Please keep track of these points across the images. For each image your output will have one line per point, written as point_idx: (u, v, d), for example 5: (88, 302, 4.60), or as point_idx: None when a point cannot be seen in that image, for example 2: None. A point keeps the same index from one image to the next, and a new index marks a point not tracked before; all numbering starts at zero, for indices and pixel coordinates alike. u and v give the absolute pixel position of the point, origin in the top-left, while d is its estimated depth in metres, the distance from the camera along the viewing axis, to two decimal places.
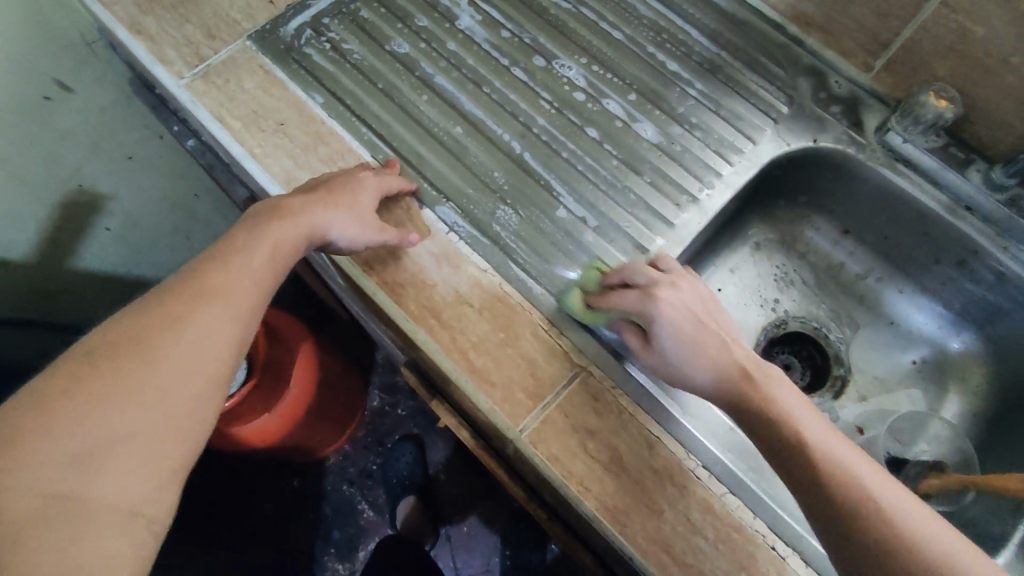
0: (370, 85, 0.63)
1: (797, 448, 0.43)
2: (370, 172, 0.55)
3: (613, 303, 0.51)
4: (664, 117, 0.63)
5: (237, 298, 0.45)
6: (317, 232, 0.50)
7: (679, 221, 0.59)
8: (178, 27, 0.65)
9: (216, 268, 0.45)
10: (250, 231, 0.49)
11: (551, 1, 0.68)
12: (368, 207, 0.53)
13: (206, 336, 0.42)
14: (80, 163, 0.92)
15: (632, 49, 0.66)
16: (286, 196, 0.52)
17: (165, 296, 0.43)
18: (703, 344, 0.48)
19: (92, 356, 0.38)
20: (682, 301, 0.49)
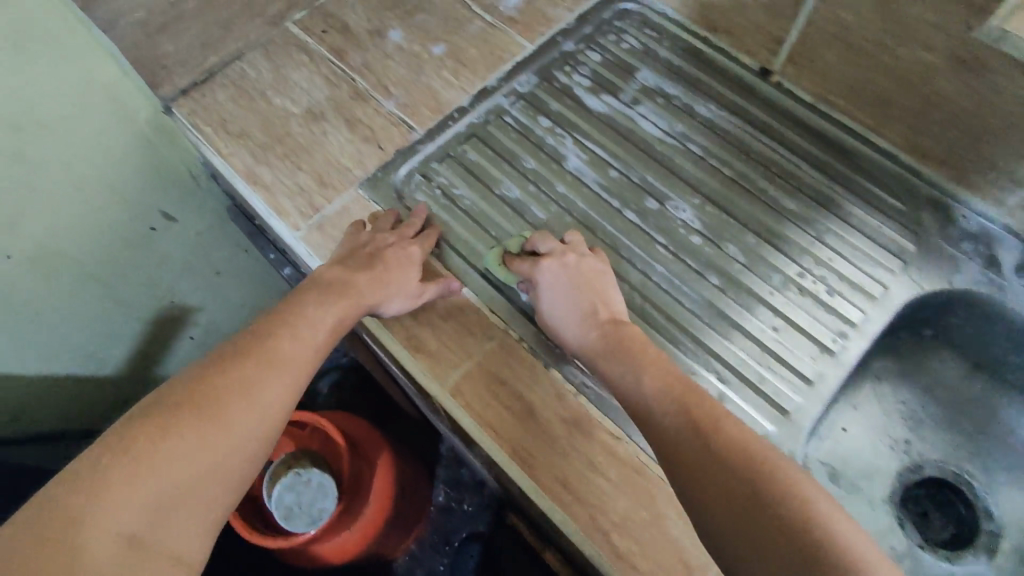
0: (484, 235, 0.64)
1: (676, 418, 0.47)
2: (413, 247, 0.61)
3: (515, 271, 0.60)
4: (786, 261, 0.62)
5: (297, 366, 0.51)
6: (369, 308, 0.57)
7: (817, 377, 0.57)
8: (291, 175, 0.67)
9: (284, 337, 0.51)
10: (317, 302, 0.55)
11: (657, 137, 0.68)
12: (409, 282, 0.59)
13: (271, 395, 0.48)
14: (173, 283, 0.95)
15: (744, 188, 0.66)
16: (346, 269, 0.58)
17: (238, 356, 0.49)
18: (581, 309, 0.56)
19: (177, 402, 0.44)
20: (563, 270, 0.58)
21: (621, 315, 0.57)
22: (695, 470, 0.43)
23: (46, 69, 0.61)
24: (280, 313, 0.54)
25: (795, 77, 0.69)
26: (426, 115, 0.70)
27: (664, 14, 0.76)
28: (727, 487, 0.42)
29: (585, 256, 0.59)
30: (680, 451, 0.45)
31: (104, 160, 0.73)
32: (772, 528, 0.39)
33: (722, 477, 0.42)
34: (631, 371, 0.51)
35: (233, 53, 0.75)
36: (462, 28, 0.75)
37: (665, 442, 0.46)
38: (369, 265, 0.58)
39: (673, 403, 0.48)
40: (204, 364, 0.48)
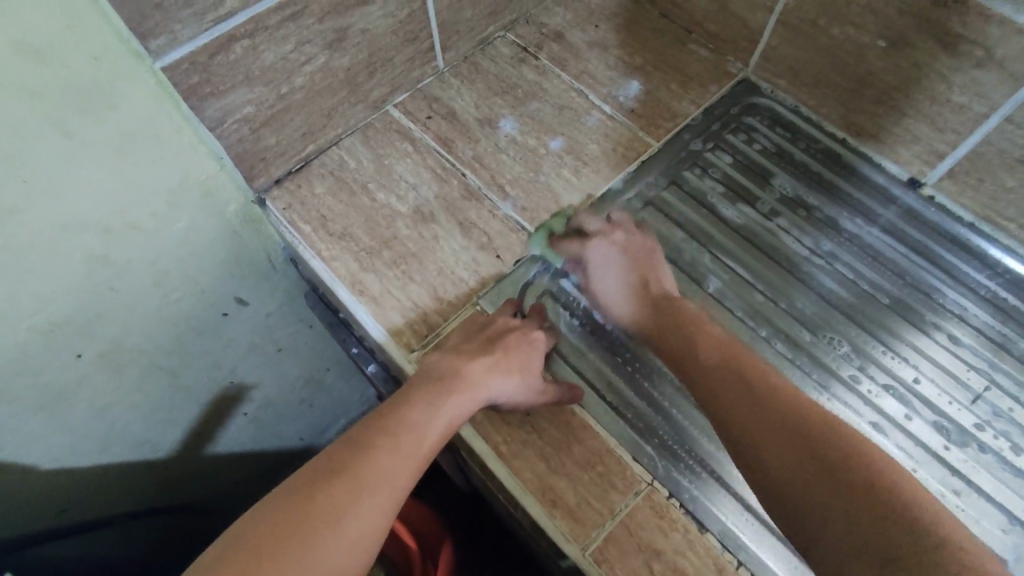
0: (616, 363, 0.58)
1: (716, 367, 0.51)
2: (538, 333, 0.56)
3: (563, 251, 0.62)
4: (962, 409, 0.55)
5: (390, 490, 0.41)
6: (489, 395, 0.51)
7: (1014, 557, 0.50)
8: (403, 287, 0.61)
9: (379, 450, 0.43)
10: (423, 402, 0.47)
11: (801, 255, 0.63)
12: (535, 370, 0.54)
13: (359, 531, 0.39)
14: (237, 364, 0.87)
15: (902, 317, 0.60)
16: (461, 358, 0.52)
17: (327, 476, 0.40)
18: (630, 280, 0.59)
19: (251, 546, 0.35)
20: (614, 249, 0.61)
21: (671, 291, 0.59)
22: (748, 426, 0.47)
23: (146, 170, 0.55)
24: (380, 414, 0.46)
25: (951, 192, 0.64)
26: (548, 221, 0.64)
27: (796, 110, 0.71)
28: (780, 440, 0.45)
29: (633, 237, 0.62)
30: (729, 406, 0.49)
31: (189, 255, 0.66)
32: (833, 485, 0.42)
33: (774, 430, 0.46)
34: (683, 335, 0.54)
35: (332, 138, 0.69)
36: (579, 119, 0.70)
37: (714, 394, 0.50)
38: (488, 349, 0.53)
39: (721, 356, 0.52)
40: (282, 489, 0.40)
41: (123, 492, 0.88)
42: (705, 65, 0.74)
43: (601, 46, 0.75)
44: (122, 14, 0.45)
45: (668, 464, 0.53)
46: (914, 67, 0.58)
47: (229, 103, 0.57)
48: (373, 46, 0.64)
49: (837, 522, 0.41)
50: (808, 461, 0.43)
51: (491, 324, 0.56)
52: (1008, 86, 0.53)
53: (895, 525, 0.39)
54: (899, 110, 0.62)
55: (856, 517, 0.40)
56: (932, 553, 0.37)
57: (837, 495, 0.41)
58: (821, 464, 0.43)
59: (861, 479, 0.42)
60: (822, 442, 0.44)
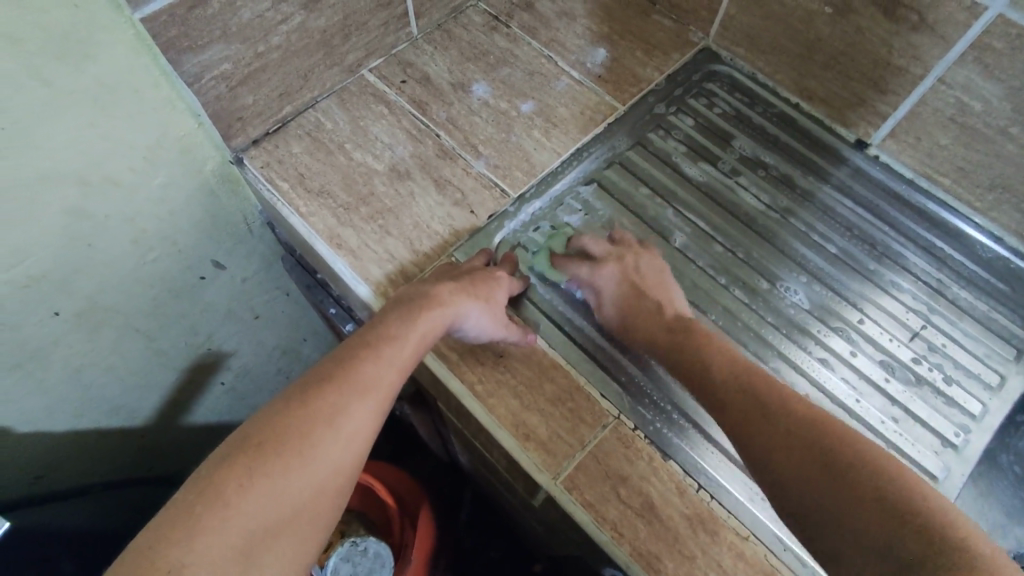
0: (587, 310, 0.61)
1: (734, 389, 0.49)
2: (504, 273, 0.59)
3: (565, 271, 0.62)
4: (902, 345, 0.60)
5: (378, 394, 0.44)
6: (459, 316, 0.53)
7: (943, 473, 0.55)
8: (380, 241, 0.63)
9: (364, 361, 0.45)
10: (401, 319, 0.49)
11: (757, 210, 0.67)
12: (501, 305, 0.56)
13: (350, 432, 0.42)
14: (213, 330, 0.88)
15: (851, 266, 0.65)
16: (431, 285, 0.54)
17: (315, 387, 0.43)
18: (636, 310, 0.57)
19: (252, 446, 0.38)
20: (619, 272, 0.59)
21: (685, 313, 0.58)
22: (761, 448, 0.45)
23: (123, 125, 0.56)
24: (362, 331, 0.48)
25: (893, 151, 0.68)
26: (548, 241, 0.65)
27: (753, 77, 0.75)
28: (792, 452, 0.43)
29: (640, 255, 0.61)
30: (746, 423, 0.47)
31: (166, 215, 0.67)
32: (843, 492, 0.40)
33: (789, 454, 0.43)
34: (697, 351, 0.53)
35: (308, 100, 0.71)
36: (549, 83, 0.73)
37: (732, 415, 0.48)
38: (456, 278, 0.55)
39: (733, 381, 0.50)
40: (274, 403, 0.42)
41: (99, 459, 0.88)
42: (667, 34, 0.78)
43: (569, 16, 0.78)
44: None
45: (632, 398, 0.57)
46: (858, 32, 0.63)
47: (207, 58, 0.58)
48: (348, 9, 0.66)
49: (861, 543, 0.37)
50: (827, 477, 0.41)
51: (459, 267, 0.58)
52: (938, 47, 0.58)
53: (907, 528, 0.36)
54: (846, 74, 0.67)
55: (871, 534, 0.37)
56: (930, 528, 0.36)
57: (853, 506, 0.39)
58: (832, 471, 0.41)
59: (870, 486, 0.39)
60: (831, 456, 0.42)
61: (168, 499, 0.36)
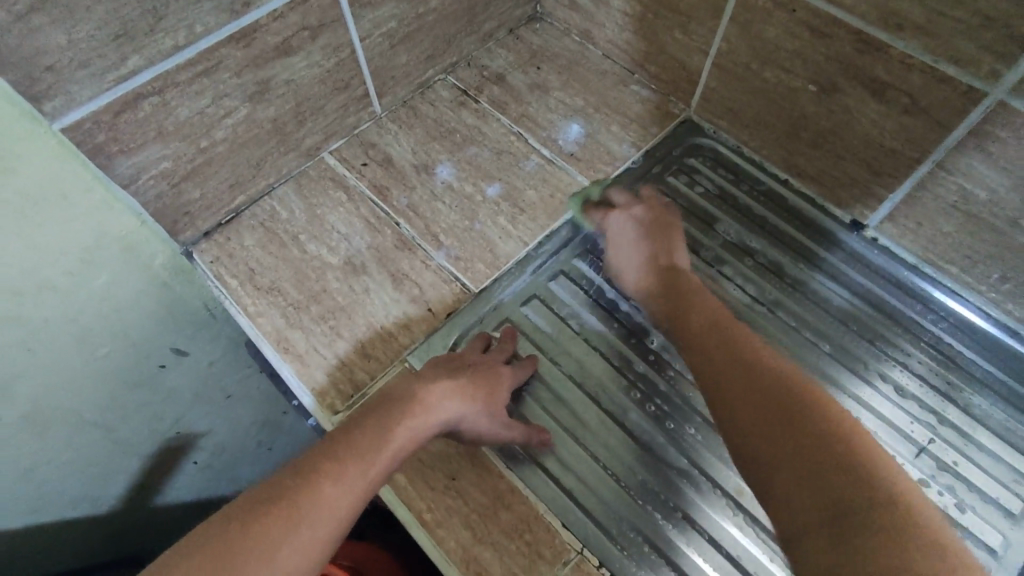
0: (554, 423, 0.56)
1: (704, 328, 0.51)
2: (506, 366, 0.56)
3: (591, 218, 0.64)
4: (907, 463, 0.53)
5: (335, 516, 0.40)
6: (447, 423, 0.50)
7: None
8: (329, 344, 0.59)
9: (328, 478, 0.41)
10: (380, 430, 0.46)
11: (743, 302, 0.61)
12: (500, 406, 0.53)
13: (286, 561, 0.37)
14: (180, 415, 0.84)
15: (847, 366, 0.58)
16: (423, 380, 0.51)
17: (265, 503, 0.39)
18: (649, 252, 0.60)
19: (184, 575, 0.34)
20: (630, 223, 0.62)
21: (683, 266, 0.59)
22: (729, 391, 0.45)
23: (58, 230, 0.52)
24: (336, 436, 0.45)
25: (892, 234, 0.62)
26: (586, 188, 0.67)
27: (739, 151, 0.70)
28: (750, 393, 0.44)
29: (653, 208, 0.63)
30: (711, 360, 0.48)
31: (111, 312, 0.63)
32: (791, 447, 0.39)
33: (751, 392, 0.44)
34: (693, 298, 0.55)
35: (264, 187, 0.67)
36: (517, 164, 0.69)
37: (698, 351, 0.50)
38: (455, 376, 0.52)
39: (710, 331, 0.50)
40: (222, 514, 0.38)
41: (59, 550, 0.84)
42: (646, 106, 0.73)
43: (542, 88, 0.74)
44: (7, 78, 0.43)
45: (600, 529, 0.51)
46: (845, 111, 0.57)
47: (142, 159, 0.55)
48: (300, 96, 0.62)
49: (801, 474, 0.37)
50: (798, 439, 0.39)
51: (460, 357, 0.55)
52: (935, 133, 0.52)
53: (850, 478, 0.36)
54: (835, 153, 0.61)
55: (814, 464, 0.37)
56: (865, 494, 0.35)
57: (802, 454, 0.38)
58: (784, 411, 0.41)
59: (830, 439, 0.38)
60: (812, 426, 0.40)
61: None
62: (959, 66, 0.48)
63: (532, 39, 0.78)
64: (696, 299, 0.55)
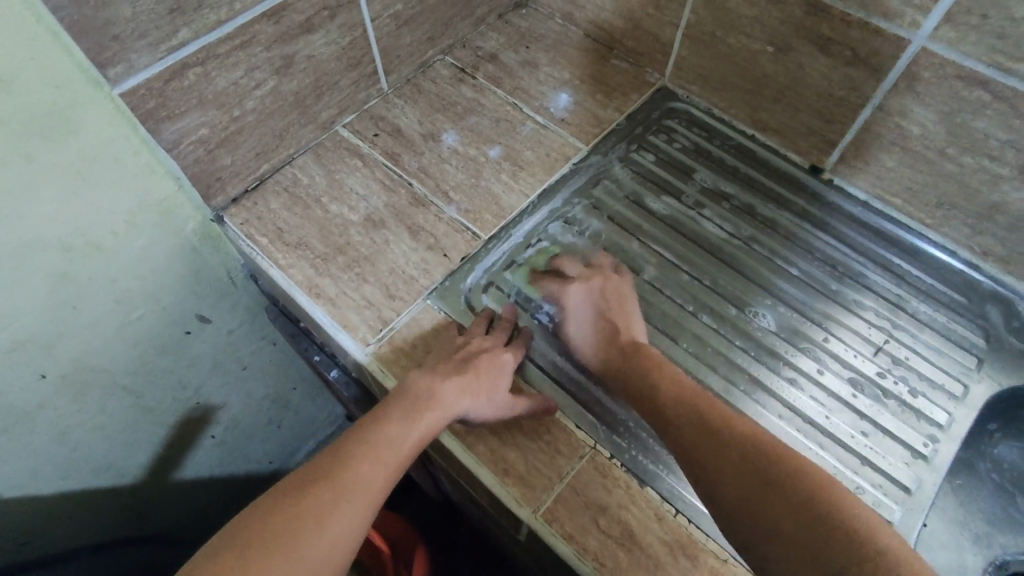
0: (562, 346, 0.63)
1: (669, 397, 0.53)
2: (508, 354, 0.59)
3: (542, 289, 0.66)
4: (867, 360, 0.62)
5: (410, 439, 0.51)
6: (455, 417, 0.54)
7: (915, 484, 0.55)
8: (357, 288, 0.65)
9: (399, 412, 0.52)
10: (424, 388, 0.54)
11: (721, 238, 0.70)
12: (504, 392, 0.57)
13: (323, 551, 0.43)
14: (202, 384, 0.89)
15: (812, 285, 0.67)
16: (436, 377, 0.55)
17: (359, 436, 0.51)
18: (599, 329, 0.61)
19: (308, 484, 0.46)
20: (588, 294, 0.63)
21: (641, 338, 0.60)
22: (699, 459, 0.48)
23: (107, 194, 0.59)
24: (401, 389, 0.55)
25: (845, 175, 0.72)
26: (530, 259, 0.68)
27: (710, 113, 0.79)
28: (727, 465, 0.47)
29: (610, 280, 0.64)
30: (682, 433, 0.50)
31: (147, 274, 0.68)
32: (779, 516, 0.43)
33: (727, 464, 0.47)
34: (643, 372, 0.56)
35: (285, 157, 0.74)
36: (515, 129, 0.76)
37: (667, 426, 0.51)
38: (460, 370, 0.56)
39: (681, 402, 0.52)
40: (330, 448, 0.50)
41: (88, 521, 0.88)
42: (626, 77, 0.82)
43: (532, 64, 0.82)
44: (81, 47, 0.49)
45: (610, 429, 0.58)
46: (798, 67, 0.67)
47: (185, 125, 0.61)
48: (319, 71, 0.69)
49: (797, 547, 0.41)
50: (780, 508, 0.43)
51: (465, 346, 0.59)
52: (873, 79, 0.62)
53: (842, 542, 0.41)
54: (793, 106, 0.71)
55: (800, 536, 0.42)
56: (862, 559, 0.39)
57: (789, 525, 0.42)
58: (758, 479, 0.45)
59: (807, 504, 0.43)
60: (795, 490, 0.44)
61: (232, 529, 0.43)
62: (888, 20, 0.57)
63: (520, 23, 0.87)
64: (652, 374, 0.55)
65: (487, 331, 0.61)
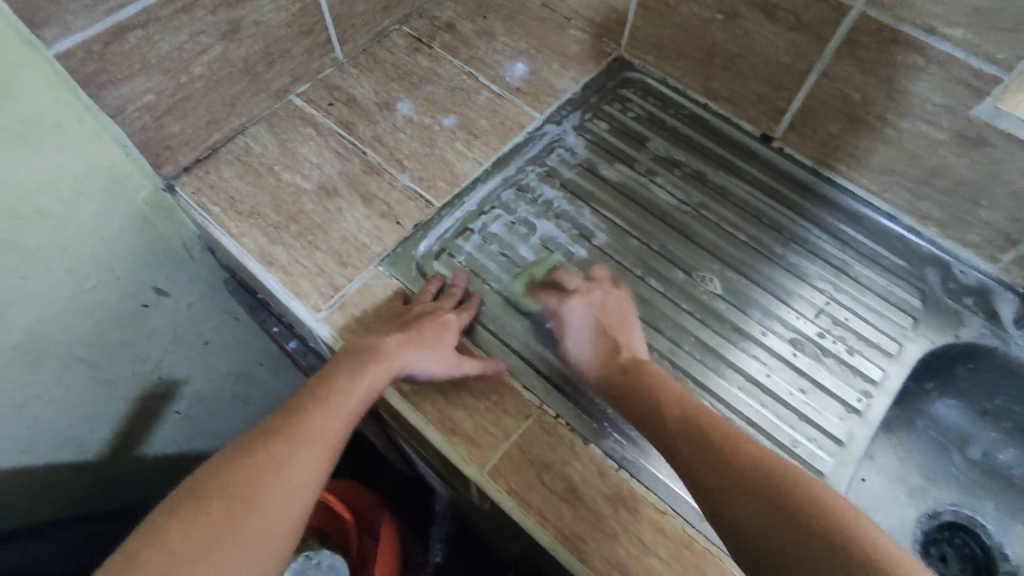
0: (512, 310, 0.64)
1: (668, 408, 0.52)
2: (451, 312, 0.60)
3: (540, 302, 0.64)
4: (807, 321, 0.64)
5: (364, 386, 0.52)
6: (402, 371, 0.55)
7: (847, 438, 0.58)
8: (309, 255, 0.65)
9: (352, 363, 0.54)
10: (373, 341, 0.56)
11: (672, 205, 0.71)
12: (448, 347, 0.58)
13: (279, 492, 0.44)
14: (163, 358, 0.89)
15: (759, 250, 0.68)
16: (380, 334, 0.56)
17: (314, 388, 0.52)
18: (602, 346, 0.59)
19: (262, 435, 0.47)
20: (590, 307, 0.61)
21: (642, 354, 0.59)
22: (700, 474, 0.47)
23: (50, 160, 0.57)
24: (351, 347, 0.56)
25: (794, 143, 0.73)
26: (529, 269, 0.66)
27: (664, 82, 0.80)
28: (727, 480, 0.45)
29: (610, 294, 0.62)
30: (681, 447, 0.49)
31: (98, 244, 0.68)
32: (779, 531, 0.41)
33: (726, 478, 0.46)
34: (644, 385, 0.55)
35: (237, 127, 0.73)
36: (470, 98, 0.76)
37: (668, 439, 0.51)
38: (405, 328, 0.57)
39: (680, 415, 0.52)
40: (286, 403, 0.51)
41: (51, 497, 0.88)
42: (583, 47, 0.82)
43: (489, 34, 0.82)
44: (12, 5, 0.48)
45: (557, 390, 0.59)
46: (747, 34, 0.68)
47: (129, 91, 0.60)
48: (269, 38, 0.69)
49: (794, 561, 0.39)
50: (773, 523, 0.42)
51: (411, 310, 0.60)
52: (817, 45, 0.63)
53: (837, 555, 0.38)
54: (743, 74, 0.71)
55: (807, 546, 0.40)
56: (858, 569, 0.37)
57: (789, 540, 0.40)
58: (757, 494, 0.44)
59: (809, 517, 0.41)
60: (782, 491, 0.43)
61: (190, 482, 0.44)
62: None
63: None
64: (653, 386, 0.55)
65: (435, 298, 0.62)
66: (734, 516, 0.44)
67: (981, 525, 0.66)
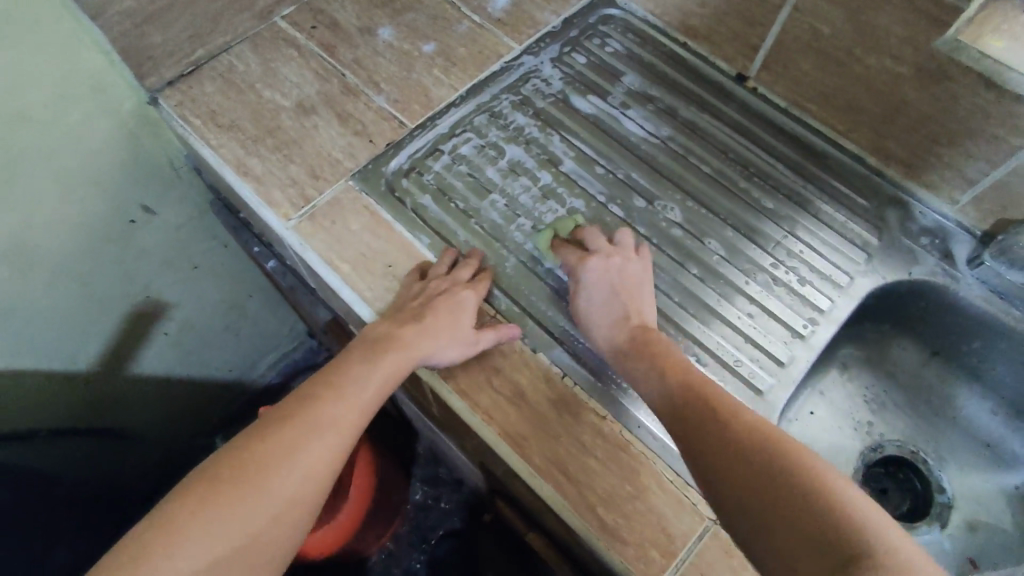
0: (476, 228, 0.66)
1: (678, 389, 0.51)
2: (468, 290, 0.60)
3: (560, 256, 0.63)
4: (762, 252, 0.66)
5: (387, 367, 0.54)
6: (421, 360, 0.56)
7: (788, 359, 0.60)
8: (283, 168, 0.68)
9: (374, 346, 0.56)
10: (392, 328, 0.57)
11: (641, 137, 0.72)
12: (465, 328, 0.58)
13: (305, 464, 0.47)
14: (152, 277, 0.92)
15: (723, 184, 0.70)
16: (394, 325, 0.57)
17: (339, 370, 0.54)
18: (612, 313, 0.58)
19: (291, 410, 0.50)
20: (608, 270, 0.60)
21: (652, 325, 0.58)
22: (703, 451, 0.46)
23: (32, 59, 0.59)
24: (370, 334, 0.57)
25: (767, 82, 0.73)
26: (556, 223, 0.66)
27: (645, 19, 0.80)
28: (730, 459, 0.44)
29: (631, 261, 0.61)
30: (687, 425, 0.48)
31: (86, 153, 0.71)
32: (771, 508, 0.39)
33: (728, 456, 0.44)
34: (659, 352, 0.54)
35: (221, 45, 0.75)
36: (450, 27, 0.77)
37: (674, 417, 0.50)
38: (416, 317, 0.57)
39: (690, 394, 0.50)
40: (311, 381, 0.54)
41: None
42: None
43: None
44: None
45: (513, 303, 0.62)
46: None
47: None
48: None
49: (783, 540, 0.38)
50: (762, 500, 0.40)
51: (424, 290, 0.60)
52: None
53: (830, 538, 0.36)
54: (719, 10, 0.72)
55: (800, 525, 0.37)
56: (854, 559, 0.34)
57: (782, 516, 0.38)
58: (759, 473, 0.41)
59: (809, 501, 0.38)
60: (781, 467, 0.41)
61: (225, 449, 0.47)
62: None
63: None
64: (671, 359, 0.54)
65: (450, 271, 0.62)
66: (729, 493, 0.42)
67: (922, 458, 0.68)
